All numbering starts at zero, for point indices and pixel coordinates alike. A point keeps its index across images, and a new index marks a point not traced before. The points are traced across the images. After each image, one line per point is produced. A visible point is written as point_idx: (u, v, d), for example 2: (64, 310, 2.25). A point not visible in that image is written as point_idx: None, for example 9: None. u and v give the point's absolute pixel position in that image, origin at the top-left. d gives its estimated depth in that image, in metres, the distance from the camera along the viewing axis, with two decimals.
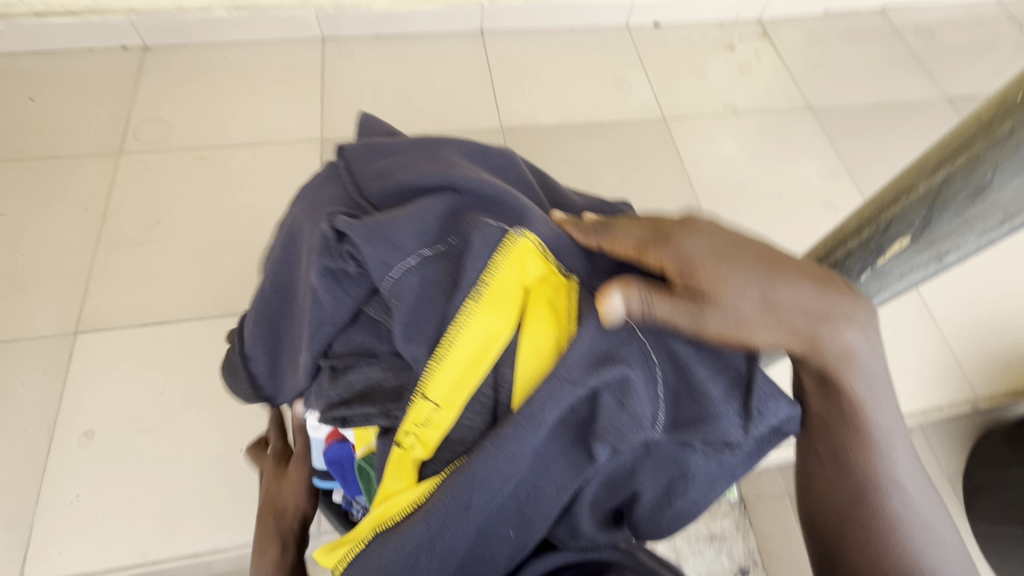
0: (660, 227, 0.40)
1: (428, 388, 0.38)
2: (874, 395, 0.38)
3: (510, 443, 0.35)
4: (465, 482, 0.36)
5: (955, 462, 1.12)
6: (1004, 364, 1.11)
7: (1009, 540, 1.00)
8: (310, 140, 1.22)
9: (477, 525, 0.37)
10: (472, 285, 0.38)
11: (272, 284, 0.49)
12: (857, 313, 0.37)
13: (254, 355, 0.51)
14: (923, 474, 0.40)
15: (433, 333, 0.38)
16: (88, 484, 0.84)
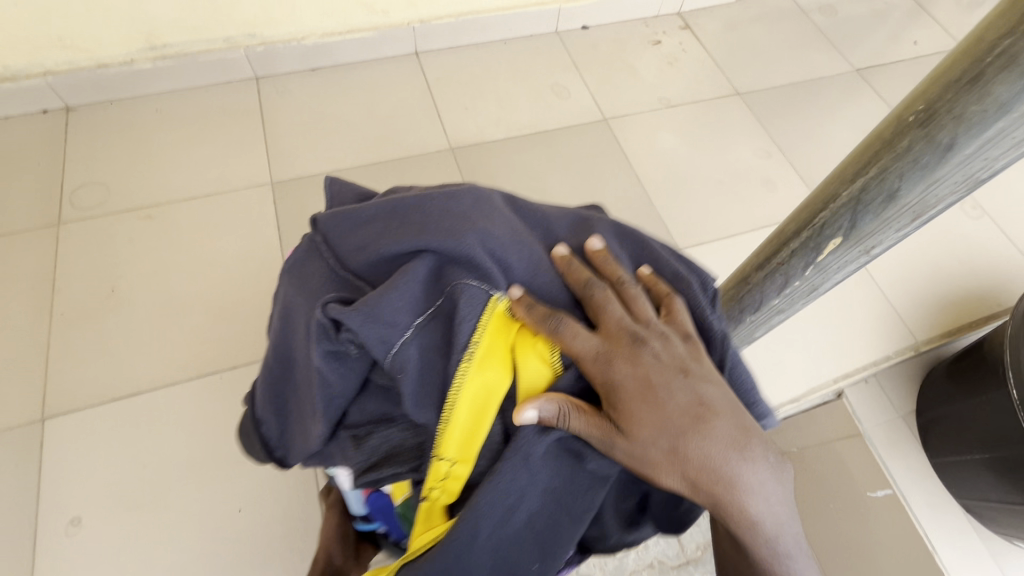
0: (609, 347, 0.42)
1: (442, 448, 0.40)
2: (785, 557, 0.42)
3: (507, 474, 0.39)
4: (470, 516, 0.39)
5: (908, 401, 1.26)
6: (937, 309, 1.22)
7: (962, 466, 1.11)
8: (259, 184, 1.20)
9: (491, 550, 0.41)
10: (464, 348, 0.40)
11: (276, 353, 0.48)
12: (764, 481, 0.41)
13: (266, 418, 0.50)
14: None
15: (439, 398, 0.41)
16: (83, 573, 0.82)
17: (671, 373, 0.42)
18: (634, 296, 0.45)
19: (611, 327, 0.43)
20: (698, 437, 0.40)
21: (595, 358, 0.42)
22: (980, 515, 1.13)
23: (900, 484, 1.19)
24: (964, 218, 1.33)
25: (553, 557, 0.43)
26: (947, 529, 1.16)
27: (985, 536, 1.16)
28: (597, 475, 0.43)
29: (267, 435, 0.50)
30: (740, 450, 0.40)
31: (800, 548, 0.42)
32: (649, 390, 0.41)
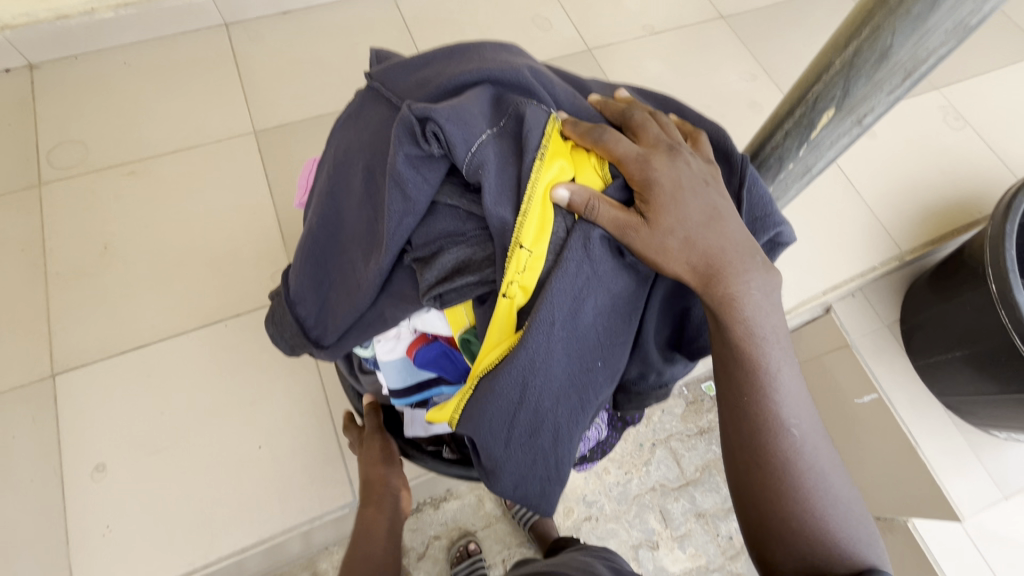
0: (643, 153, 0.50)
1: (523, 236, 0.48)
2: (773, 351, 0.51)
3: (574, 267, 0.48)
4: (548, 306, 0.47)
5: (893, 311, 1.31)
6: (921, 219, 1.25)
7: (943, 365, 1.18)
8: (242, 134, 1.18)
9: (561, 346, 0.50)
10: (535, 150, 0.49)
11: (320, 220, 0.59)
12: (755, 278, 0.50)
13: (303, 298, 0.62)
14: (815, 435, 0.52)
15: (516, 195, 0.49)
16: (116, 513, 0.85)
17: (696, 181, 0.50)
18: (666, 124, 0.54)
19: (649, 141, 0.51)
20: (710, 231, 0.49)
21: (636, 159, 0.50)
22: (961, 411, 1.20)
23: (885, 387, 1.26)
24: (946, 130, 1.35)
25: (610, 354, 0.53)
26: (930, 426, 1.23)
27: (965, 430, 1.23)
28: (642, 276, 0.53)
29: (300, 316, 0.62)
30: (739, 243, 0.49)
31: (783, 343, 0.52)
32: (679, 187, 0.49)
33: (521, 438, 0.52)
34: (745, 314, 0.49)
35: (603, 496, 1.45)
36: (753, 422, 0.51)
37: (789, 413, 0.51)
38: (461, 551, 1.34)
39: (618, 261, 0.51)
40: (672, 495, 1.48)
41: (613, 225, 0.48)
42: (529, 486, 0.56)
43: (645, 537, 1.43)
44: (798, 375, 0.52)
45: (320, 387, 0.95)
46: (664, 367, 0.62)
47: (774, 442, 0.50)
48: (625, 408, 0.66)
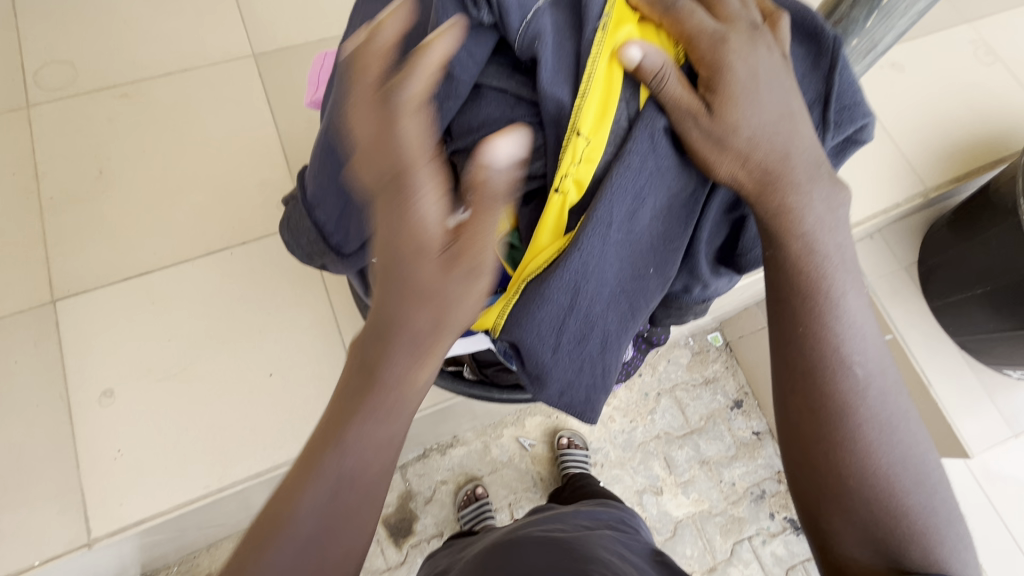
0: (719, 31, 0.43)
1: (580, 121, 0.42)
2: (841, 275, 0.46)
3: (636, 160, 0.43)
4: (606, 202, 0.43)
5: (911, 253, 1.29)
6: (948, 156, 1.21)
7: (962, 304, 1.16)
8: (241, 57, 1.11)
9: (616, 251, 0.45)
10: (597, 20, 0.43)
11: (343, 110, 0.52)
12: (817, 194, 0.45)
13: (322, 202, 0.57)
14: (887, 380, 0.46)
15: (574, 73, 0.43)
16: (126, 437, 0.83)
17: (773, 71, 0.44)
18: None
19: (725, 18, 0.44)
20: (777, 133, 0.44)
21: (710, 37, 0.43)
22: (975, 350, 1.19)
23: (899, 327, 1.24)
24: (976, 65, 1.30)
25: (664, 261, 0.48)
26: (943, 366, 1.23)
27: (979, 370, 1.22)
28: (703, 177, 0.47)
29: (318, 220, 0.58)
30: (806, 151, 0.45)
31: (854, 276, 0.47)
32: (752, 74, 0.43)
33: (570, 345, 0.47)
34: (805, 228, 0.45)
35: (608, 443, 1.47)
36: (818, 354, 0.45)
37: (855, 346, 0.46)
38: (467, 495, 1.34)
39: (679, 161, 0.45)
40: (677, 442, 1.48)
41: (676, 110, 0.42)
42: (573, 397, 0.50)
43: (649, 483, 1.44)
44: (871, 315, 0.47)
45: (331, 318, 0.92)
46: (711, 280, 0.55)
47: (837, 383, 0.45)
48: (659, 317, 0.61)
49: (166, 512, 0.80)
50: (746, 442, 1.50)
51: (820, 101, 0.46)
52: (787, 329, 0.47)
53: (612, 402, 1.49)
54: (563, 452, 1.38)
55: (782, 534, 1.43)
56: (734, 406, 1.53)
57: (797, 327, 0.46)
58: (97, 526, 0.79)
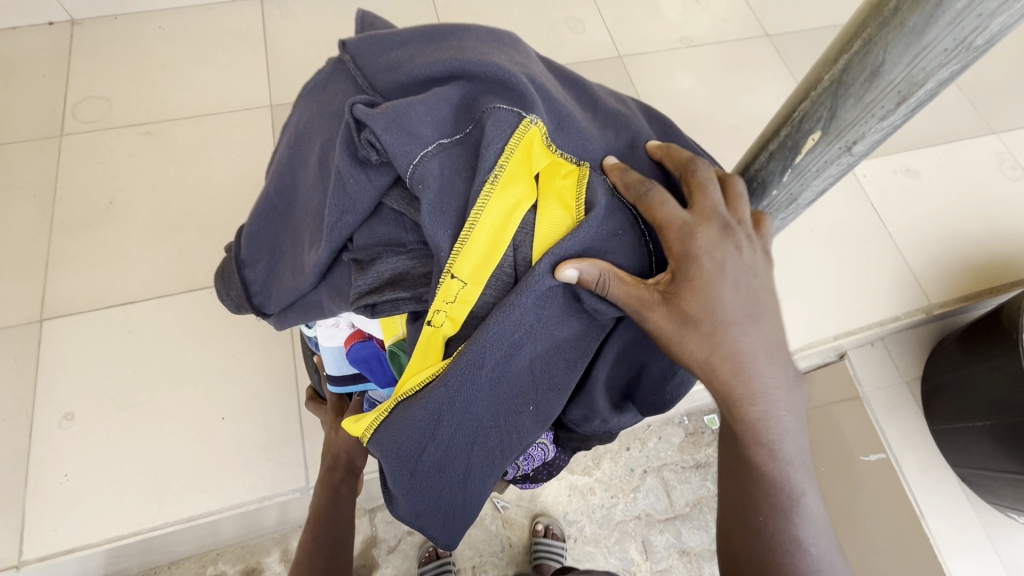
0: (694, 226, 0.41)
1: (456, 266, 0.39)
2: (796, 462, 0.43)
3: (518, 310, 0.39)
4: (478, 345, 0.39)
5: (914, 367, 1.21)
6: (958, 271, 1.14)
7: (961, 434, 1.08)
8: (259, 107, 1.19)
9: (488, 392, 0.41)
10: (489, 170, 0.39)
11: (277, 188, 0.52)
12: (784, 391, 0.43)
13: (253, 262, 0.54)
14: (839, 556, 0.45)
15: (459, 219, 0.40)
16: (74, 463, 0.86)
17: (748, 272, 0.42)
18: (733, 186, 0.44)
19: (706, 208, 0.42)
20: (747, 331, 0.42)
21: (680, 230, 0.41)
22: (976, 486, 1.09)
23: (893, 446, 1.17)
24: (1000, 177, 1.24)
25: (543, 401, 0.44)
26: (940, 498, 1.13)
27: (979, 507, 1.13)
28: (599, 321, 0.44)
29: (246, 278, 0.54)
30: (772, 352, 0.42)
31: (803, 460, 0.44)
32: (720, 268, 0.41)
33: (428, 477, 0.44)
34: (770, 423, 0.42)
35: (584, 517, 1.40)
36: (767, 536, 0.43)
37: (807, 528, 0.44)
38: (430, 550, 1.30)
39: (573, 309, 0.42)
40: (657, 527, 1.41)
41: (627, 305, 0.40)
42: (430, 519, 0.47)
43: (624, 566, 1.36)
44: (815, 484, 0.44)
45: (292, 366, 0.95)
46: (610, 416, 0.51)
47: (791, 569, 0.43)
48: (563, 436, 0.57)
49: (96, 543, 0.82)
50: None
51: None
52: (740, 514, 0.45)
53: (595, 473, 1.43)
54: (539, 539, 1.33)
55: None
56: None
57: (749, 509, 0.44)
58: (29, 549, 0.81)
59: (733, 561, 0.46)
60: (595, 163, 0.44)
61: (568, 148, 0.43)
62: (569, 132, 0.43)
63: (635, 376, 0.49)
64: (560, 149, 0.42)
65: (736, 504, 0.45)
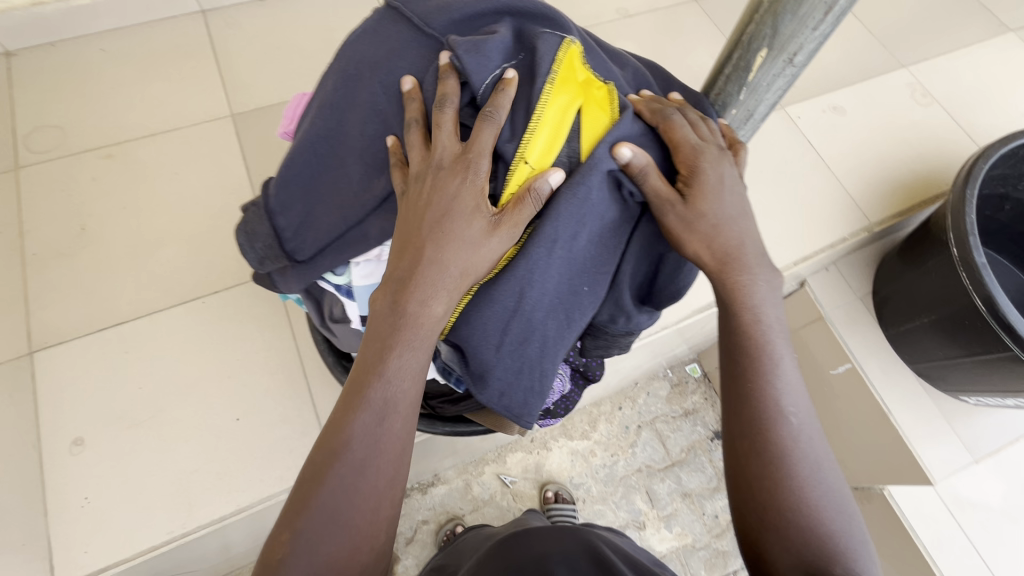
0: (702, 144, 0.52)
1: (527, 153, 0.50)
2: (778, 340, 0.53)
3: (582, 188, 0.49)
4: (553, 220, 0.49)
5: (864, 283, 1.34)
6: (890, 192, 1.27)
7: (911, 333, 1.21)
8: (219, 118, 1.19)
9: (558, 268, 0.51)
10: (546, 75, 0.51)
11: (317, 128, 0.57)
12: (768, 277, 0.54)
13: (287, 210, 0.59)
14: (818, 432, 0.52)
15: (526, 113, 0.51)
16: (94, 485, 0.86)
17: (736, 185, 0.54)
18: (714, 125, 0.55)
19: (705, 134, 0.53)
20: (736, 227, 0.53)
21: (691, 146, 0.52)
22: (932, 377, 1.22)
23: (857, 355, 1.28)
24: (914, 105, 1.38)
25: (596, 281, 0.53)
26: (901, 394, 1.26)
27: (935, 395, 1.26)
28: (630, 209, 0.53)
29: (278, 226, 0.59)
30: (755, 248, 0.54)
31: (784, 338, 0.53)
32: (720, 179, 0.52)
33: (510, 351, 0.53)
34: (755, 300, 0.52)
35: (589, 478, 1.47)
36: (757, 403, 0.51)
37: (790, 400, 0.51)
38: (448, 534, 1.34)
39: (617, 197, 0.52)
40: (658, 475, 1.49)
41: (656, 198, 0.50)
42: (514, 396, 0.55)
43: (632, 517, 1.45)
44: (798, 371, 0.53)
45: (298, 361, 0.97)
46: (634, 314, 0.58)
47: (777, 432, 0.50)
48: (588, 346, 0.64)
49: (129, 558, 0.82)
50: None
51: None
52: (735, 385, 0.52)
53: (593, 436, 1.50)
54: (550, 505, 1.38)
55: None
56: (714, 436, 1.56)
57: (742, 380, 0.52)
58: None
59: (731, 435, 0.52)
60: (619, 81, 0.56)
61: (597, 68, 0.55)
62: (595, 54, 0.56)
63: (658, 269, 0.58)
64: (591, 66, 0.54)
65: (732, 381, 0.53)
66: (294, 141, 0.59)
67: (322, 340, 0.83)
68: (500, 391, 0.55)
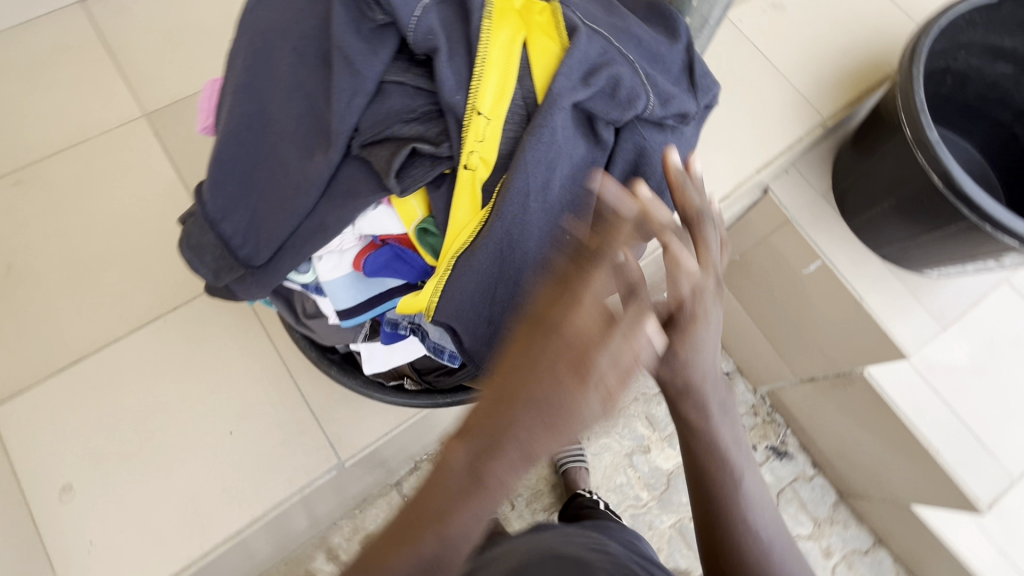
0: (705, 275, 0.47)
1: (478, 101, 0.48)
2: (742, 460, 0.52)
3: (544, 131, 0.48)
4: (522, 172, 0.48)
5: (824, 179, 1.36)
6: (838, 84, 1.27)
7: (875, 218, 1.24)
8: (132, 120, 1.08)
9: (537, 223, 0.49)
10: (480, 11, 0.49)
11: (238, 116, 0.51)
12: (732, 409, 0.53)
13: (228, 215, 0.53)
14: (792, 548, 0.53)
15: (469, 56, 0.49)
16: (96, 527, 0.82)
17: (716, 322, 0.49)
18: (717, 239, 0.51)
19: (707, 258, 0.48)
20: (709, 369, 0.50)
21: (692, 284, 0.47)
22: (897, 258, 1.27)
23: (824, 250, 1.33)
24: None
25: (577, 225, 0.52)
26: (870, 279, 1.32)
27: (901, 276, 1.33)
28: (599, 143, 0.52)
29: (224, 234, 0.54)
30: (728, 392, 0.53)
31: (744, 449, 0.53)
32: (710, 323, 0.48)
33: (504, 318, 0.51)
34: (722, 441, 0.52)
35: None
36: (732, 527, 0.51)
37: (760, 521, 0.51)
38: None
39: (580, 134, 0.51)
40: (655, 400, 1.54)
41: (645, 335, 0.45)
42: None
43: (637, 444, 1.50)
44: (762, 482, 0.53)
45: (280, 361, 0.94)
46: None
47: (748, 549, 0.50)
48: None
49: None
50: None
51: (685, 72, 0.57)
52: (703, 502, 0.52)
53: None
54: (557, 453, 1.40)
55: (767, 463, 1.85)
56: None
57: (710, 493, 0.51)
58: None
59: (709, 554, 0.52)
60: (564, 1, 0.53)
61: None
62: None
63: None
64: None
65: (700, 500, 0.52)
66: (218, 137, 0.53)
67: (301, 337, 0.79)
68: (504, 358, 0.53)
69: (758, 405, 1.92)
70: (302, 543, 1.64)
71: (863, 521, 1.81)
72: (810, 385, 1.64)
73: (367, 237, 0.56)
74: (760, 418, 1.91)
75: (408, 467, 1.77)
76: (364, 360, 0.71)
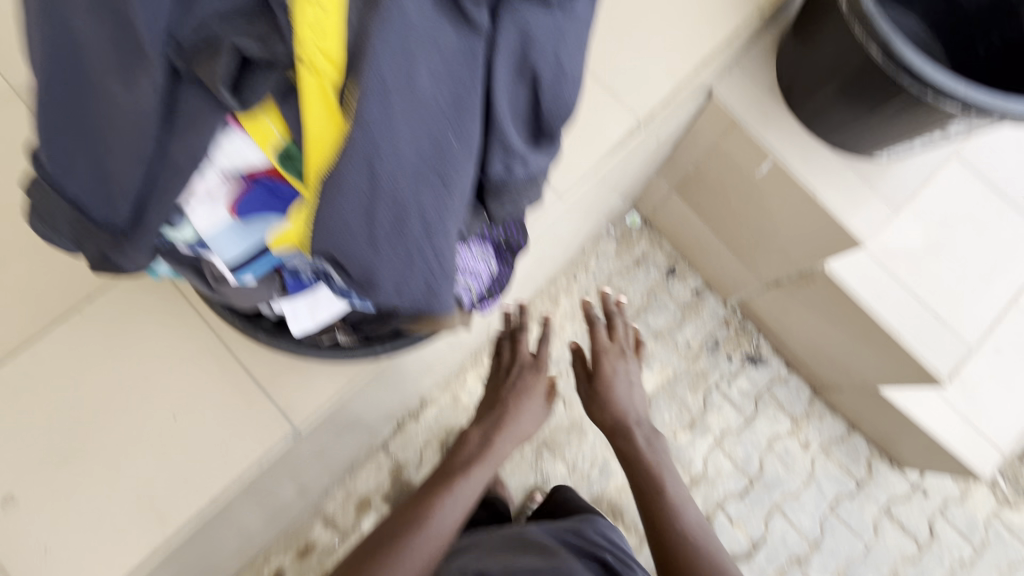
0: (599, 391, 1.30)
1: None
2: (669, 474, 1.20)
3: (394, 13, 0.43)
4: (374, 62, 0.43)
5: (768, 74, 1.31)
6: None
7: (820, 106, 1.20)
8: (9, 101, 0.97)
9: (409, 122, 0.45)
10: None
11: (50, 55, 0.47)
12: (659, 446, 1.24)
13: (77, 174, 0.51)
14: (702, 522, 1.13)
15: None
16: (47, 531, 0.79)
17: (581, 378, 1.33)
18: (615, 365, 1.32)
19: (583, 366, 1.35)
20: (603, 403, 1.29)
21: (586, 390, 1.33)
22: (846, 143, 1.24)
23: (775, 148, 1.29)
24: None
25: (462, 123, 0.47)
26: (824, 171, 1.29)
27: (854, 165, 1.30)
28: (473, 27, 0.47)
29: (77, 196, 0.52)
30: (638, 419, 1.28)
31: (684, 494, 1.17)
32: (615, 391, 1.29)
33: (389, 237, 0.46)
34: (627, 428, 1.26)
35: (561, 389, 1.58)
36: (653, 493, 1.16)
37: (685, 507, 1.15)
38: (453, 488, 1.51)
39: (447, 19, 0.46)
40: None
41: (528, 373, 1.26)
42: (413, 290, 0.49)
43: None
44: (688, 497, 1.17)
45: (215, 336, 0.88)
46: (529, 155, 0.53)
47: (678, 524, 1.11)
48: (496, 213, 0.58)
49: None
50: (687, 303, 1.94)
51: None
52: (642, 489, 1.19)
53: None
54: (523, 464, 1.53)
55: (743, 371, 1.90)
56: None
57: (649, 492, 1.17)
58: None
59: (649, 520, 1.14)
60: None
61: None
62: None
63: (535, 93, 0.51)
64: None
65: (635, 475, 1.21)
66: (39, 85, 0.49)
67: (223, 308, 0.75)
68: (397, 289, 0.49)
69: (729, 316, 1.95)
70: (299, 514, 1.65)
71: (836, 412, 1.88)
72: (776, 288, 1.66)
73: (233, 174, 0.53)
74: (732, 329, 1.94)
75: (392, 427, 1.77)
76: (289, 319, 0.69)
